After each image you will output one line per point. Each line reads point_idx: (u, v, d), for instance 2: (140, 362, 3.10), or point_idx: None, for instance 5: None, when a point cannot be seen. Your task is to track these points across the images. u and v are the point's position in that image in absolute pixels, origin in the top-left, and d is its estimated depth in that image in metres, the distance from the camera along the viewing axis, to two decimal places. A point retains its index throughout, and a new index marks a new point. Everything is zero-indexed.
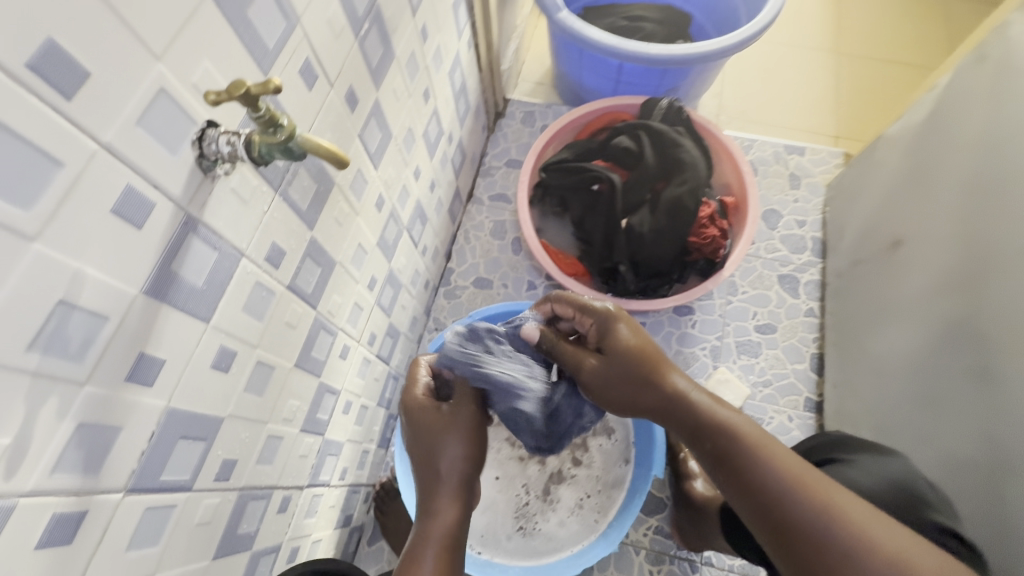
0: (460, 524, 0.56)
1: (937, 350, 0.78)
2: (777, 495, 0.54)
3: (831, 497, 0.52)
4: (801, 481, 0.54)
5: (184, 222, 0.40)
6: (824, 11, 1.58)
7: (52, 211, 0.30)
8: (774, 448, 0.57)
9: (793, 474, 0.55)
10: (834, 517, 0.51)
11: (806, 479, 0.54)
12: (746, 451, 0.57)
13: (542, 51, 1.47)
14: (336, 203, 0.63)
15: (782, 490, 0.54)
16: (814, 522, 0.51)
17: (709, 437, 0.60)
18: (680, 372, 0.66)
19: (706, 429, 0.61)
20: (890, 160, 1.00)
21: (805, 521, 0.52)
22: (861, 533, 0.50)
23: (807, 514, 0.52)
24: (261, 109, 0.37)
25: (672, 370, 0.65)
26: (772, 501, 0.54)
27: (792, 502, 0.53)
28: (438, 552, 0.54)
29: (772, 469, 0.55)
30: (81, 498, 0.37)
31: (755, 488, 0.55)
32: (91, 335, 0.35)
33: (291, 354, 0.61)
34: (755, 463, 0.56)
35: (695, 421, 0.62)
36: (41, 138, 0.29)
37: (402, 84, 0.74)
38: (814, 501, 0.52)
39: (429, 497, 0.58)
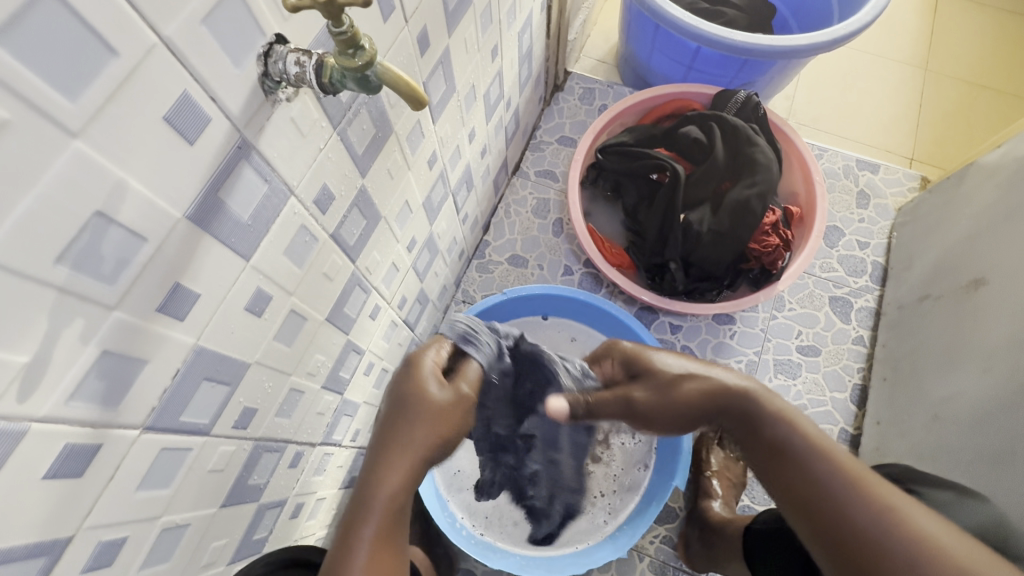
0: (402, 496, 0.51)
1: (1014, 404, 0.74)
2: (837, 496, 0.53)
3: (898, 506, 0.51)
4: (866, 483, 0.53)
5: (238, 145, 0.36)
6: (919, 22, 1.47)
7: (99, 107, 0.26)
8: (836, 447, 0.56)
9: (858, 475, 0.54)
10: (901, 527, 0.50)
11: (869, 481, 0.53)
12: (809, 449, 0.56)
13: (609, 27, 1.39)
14: (391, 153, 0.58)
15: (847, 494, 0.52)
16: (880, 529, 0.50)
17: (764, 427, 0.60)
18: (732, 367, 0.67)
19: (758, 419, 0.60)
20: (983, 195, 0.94)
21: (864, 523, 0.51)
22: (927, 545, 0.49)
23: (867, 516, 0.51)
24: (342, 24, 0.32)
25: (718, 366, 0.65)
26: (832, 504, 0.53)
27: (856, 507, 0.52)
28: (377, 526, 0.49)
29: (837, 470, 0.54)
30: (97, 431, 0.34)
31: (815, 487, 0.54)
32: (126, 256, 0.31)
33: (324, 308, 0.57)
34: (816, 462, 0.55)
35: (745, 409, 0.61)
36: (98, 19, 0.25)
37: (473, 36, 0.68)
38: (878, 506, 0.51)
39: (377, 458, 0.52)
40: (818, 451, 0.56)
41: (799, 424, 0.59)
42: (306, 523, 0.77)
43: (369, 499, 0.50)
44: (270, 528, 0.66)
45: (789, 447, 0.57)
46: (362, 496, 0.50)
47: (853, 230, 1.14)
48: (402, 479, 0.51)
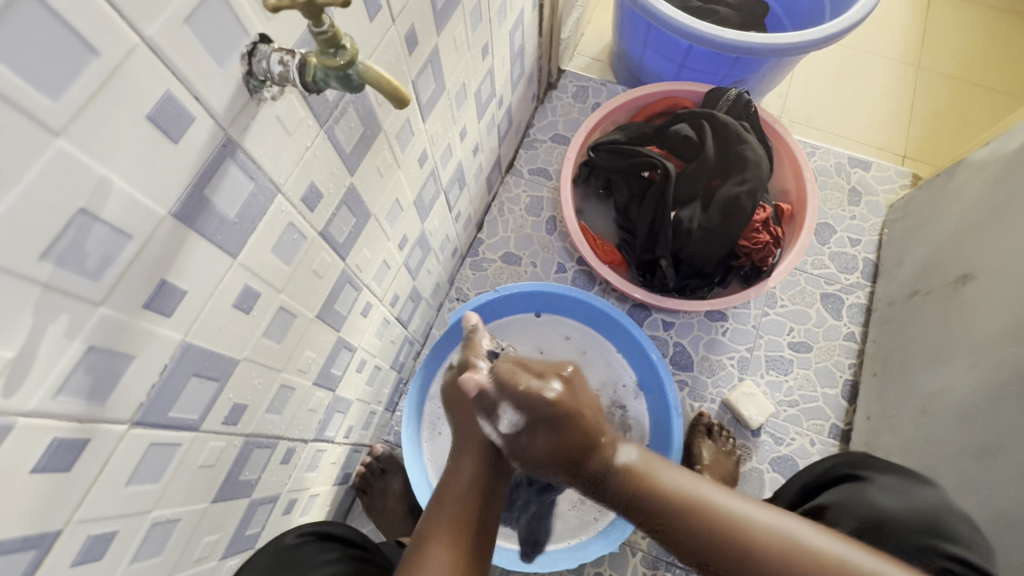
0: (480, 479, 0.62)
1: (1000, 399, 0.75)
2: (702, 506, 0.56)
3: (742, 516, 0.54)
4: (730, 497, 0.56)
5: (224, 144, 0.37)
6: (911, 19, 1.47)
7: (81, 107, 0.27)
8: (666, 477, 0.59)
9: (687, 498, 0.56)
10: (752, 536, 0.52)
11: (709, 497, 0.56)
12: (652, 492, 0.58)
13: (604, 25, 1.39)
14: (379, 151, 0.58)
15: (702, 527, 0.54)
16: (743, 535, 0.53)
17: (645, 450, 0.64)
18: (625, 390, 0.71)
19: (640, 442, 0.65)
20: (972, 189, 0.95)
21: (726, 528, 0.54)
22: (779, 543, 0.52)
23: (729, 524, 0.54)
24: (323, 24, 0.33)
25: None
26: (699, 548, 0.54)
27: (713, 535, 0.53)
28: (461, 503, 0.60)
29: (679, 508, 0.56)
30: (84, 425, 0.34)
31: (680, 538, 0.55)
32: (111, 253, 0.32)
33: (314, 305, 0.58)
34: (667, 509, 0.56)
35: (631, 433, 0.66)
36: (78, 20, 0.25)
37: (462, 34, 0.69)
38: (727, 526, 0.53)
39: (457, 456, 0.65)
40: (663, 499, 0.57)
41: (651, 474, 0.60)
42: (300, 518, 0.78)
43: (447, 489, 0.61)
44: (262, 525, 0.66)
45: (644, 501, 0.58)
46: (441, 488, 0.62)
47: (844, 227, 1.14)
48: (475, 468, 0.63)
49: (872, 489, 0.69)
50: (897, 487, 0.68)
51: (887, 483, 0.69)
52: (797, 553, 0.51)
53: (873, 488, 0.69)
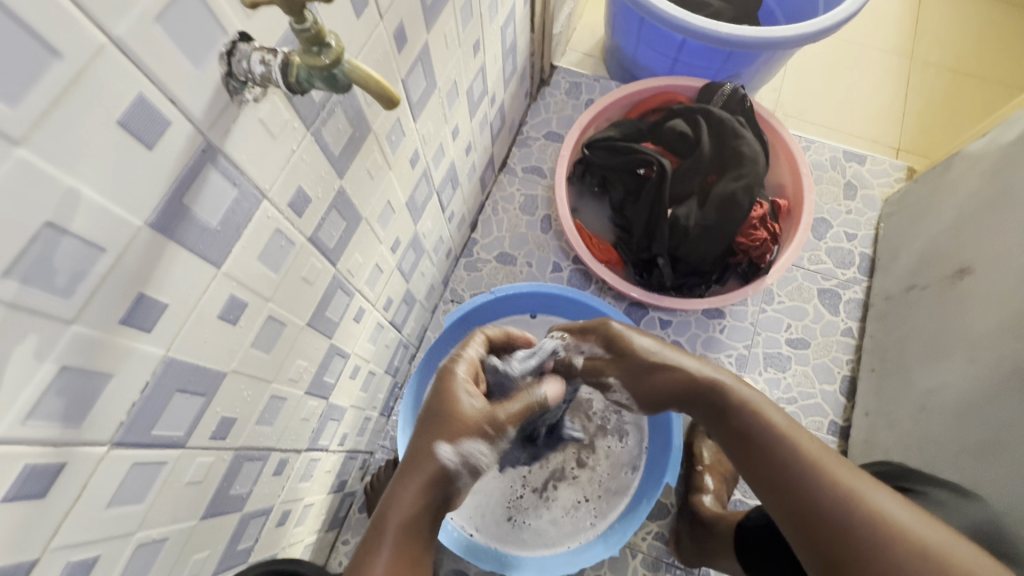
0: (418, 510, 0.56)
1: (1002, 394, 0.74)
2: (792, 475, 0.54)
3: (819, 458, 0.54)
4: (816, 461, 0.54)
5: (203, 149, 0.35)
6: (904, 11, 1.47)
7: (44, 112, 0.25)
8: (784, 426, 0.58)
9: (815, 461, 0.54)
10: (849, 494, 0.51)
11: (820, 458, 0.54)
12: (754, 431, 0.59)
13: (596, 20, 1.38)
14: (370, 152, 0.57)
15: (811, 481, 0.53)
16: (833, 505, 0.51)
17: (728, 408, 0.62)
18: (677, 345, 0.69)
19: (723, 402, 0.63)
20: (968, 182, 0.95)
21: (812, 494, 0.52)
22: (873, 512, 0.49)
23: (820, 495, 0.52)
24: (306, 20, 0.31)
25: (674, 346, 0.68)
26: (800, 492, 0.53)
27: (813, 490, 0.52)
28: (395, 541, 0.54)
29: (797, 461, 0.55)
30: (59, 449, 0.33)
31: (788, 495, 0.54)
32: (82, 268, 0.30)
33: (304, 313, 0.56)
34: (790, 458, 0.55)
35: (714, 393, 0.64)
36: (39, 20, 0.23)
37: (453, 30, 0.67)
38: (830, 483, 0.52)
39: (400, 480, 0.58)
40: (783, 450, 0.56)
41: (762, 412, 0.60)
42: (295, 529, 0.76)
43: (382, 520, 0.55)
44: (255, 538, 0.64)
45: (760, 437, 0.58)
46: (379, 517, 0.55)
47: (840, 222, 1.14)
48: (416, 497, 0.56)
49: None
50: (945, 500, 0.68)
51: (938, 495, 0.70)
52: (889, 525, 0.48)
53: None
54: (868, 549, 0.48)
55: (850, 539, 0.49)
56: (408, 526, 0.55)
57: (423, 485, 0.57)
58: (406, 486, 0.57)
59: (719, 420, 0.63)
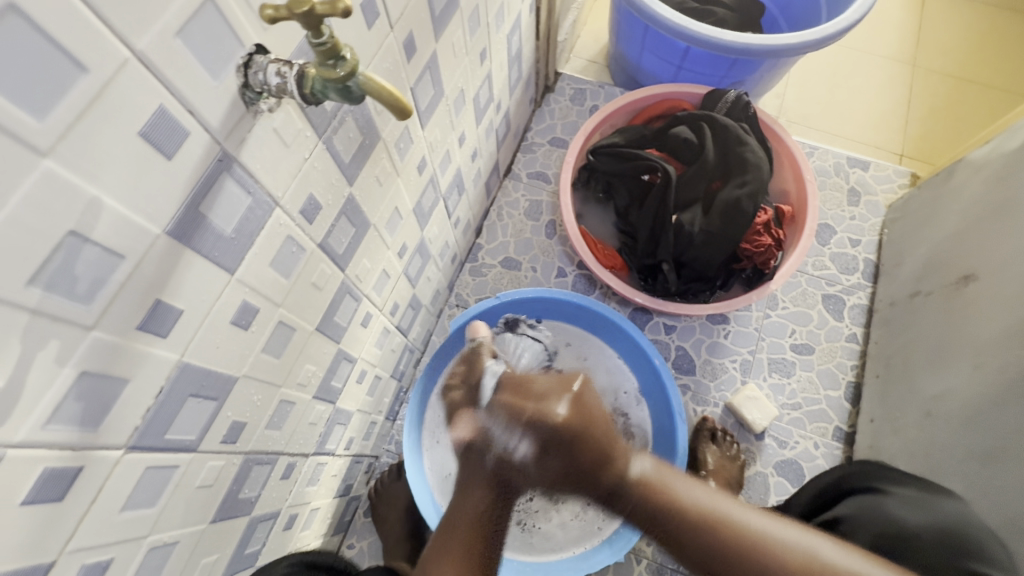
0: (487, 511, 0.61)
1: (1008, 401, 0.74)
2: (691, 538, 0.53)
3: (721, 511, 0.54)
4: (716, 521, 0.53)
5: (219, 159, 0.35)
6: (907, 18, 1.47)
7: (69, 125, 0.26)
8: (682, 491, 0.55)
9: (709, 517, 0.53)
10: (755, 544, 0.51)
11: (717, 508, 0.54)
12: (657, 493, 0.55)
13: (600, 27, 1.39)
14: (379, 160, 0.57)
15: (716, 541, 0.52)
16: (721, 556, 0.52)
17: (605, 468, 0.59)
18: (582, 378, 0.67)
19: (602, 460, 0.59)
20: (972, 188, 0.95)
21: (702, 548, 0.52)
22: (788, 557, 0.50)
23: (707, 545, 0.52)
24: (323, 34, 0.32)
25: (580, 396, 0.64)
26: (712, 561, 0.52)
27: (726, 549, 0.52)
28: (462, 537, 0.59)
29: (697, 525, 0.53)
30: (76, 453, 0.33)
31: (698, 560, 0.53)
32: (102, 275, 0.30)
33: (314, 318, 0.57)
34: (687, 519, 0.53)
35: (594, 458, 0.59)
36: (66, 36, 0.24)
37: (460, 39, 0.68)
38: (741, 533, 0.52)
39: (464, 485, 0.64)
40: (681, 515, 0.54)
41: (666, 487, 0.56)
42: (301, 533, 0.77)
43: (454, 519, 0.61)
44: (262, 542, 0.65)
45: (666, 517, 0.54)
46: (450, 517, 0.62)
47: (844, 228, 1.14)
48: (482, 499, 0.62)
49: (890, 503, 0.68)
50: (916, 500, 0.67)
51: (906, 495, 0.68)
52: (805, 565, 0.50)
53: (893, 501, 0.68)
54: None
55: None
56: (476, 526, 0.60)
57: (481, 488, 0.62)
58: (472, 491, 0.63)
59: (589, 478, 0.60)
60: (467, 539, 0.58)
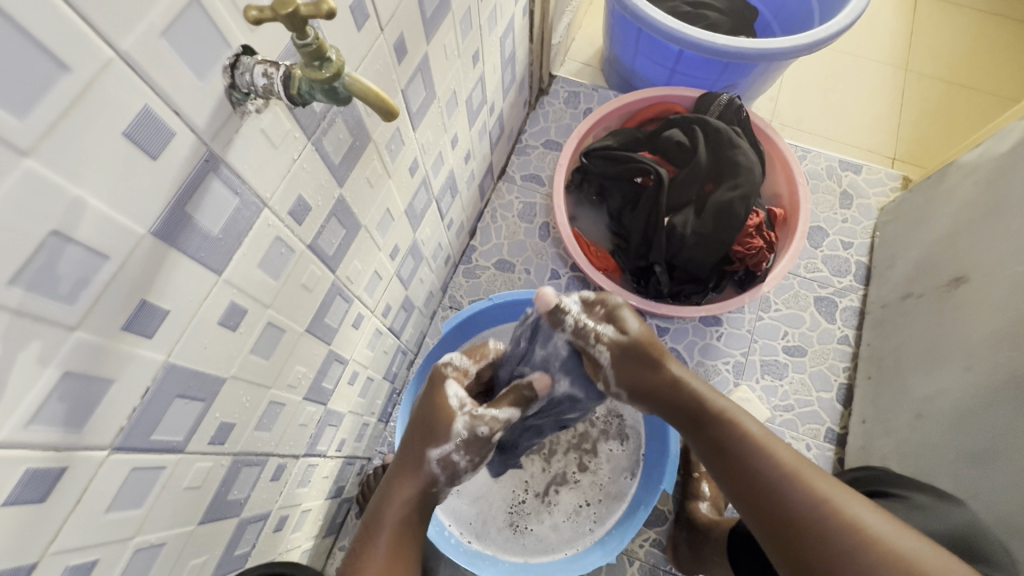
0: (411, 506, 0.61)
1: (997, 404, 0.75)
2: (789, 500, 0.55)
3: (818, 486, 0.54)
4: (803, 476, 0.56)
5: (206, 159, 0.35)
6: (899, 23, 1.48)
7: (51, 124, 0.26)
8: (766, 441, 0.60)
9: (794, 471, 0.56)
10: (829, 508, 0.53)
11: (802, 472, 0.56)
12: (739, 440, 0.60)
13: (594, 30, 1.39)
14: (370, 161, 0.57)
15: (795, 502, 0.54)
16: (824, 525, 0.52)
17: (709, 425, 0.63)
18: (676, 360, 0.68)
19: (703, 417, 0.64)
20: (962, 191, 0.96)
21: (802, 514, 0.53)
22: (859, 528, 0.51)
23: (806, 509, 0.53)
24: (307, 36, 0.32)
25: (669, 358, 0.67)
26: (788, 523, 0.54)
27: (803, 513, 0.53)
28: (389, 538, 0.58)
29: (781, 476, 0.56)
30: (61, 453, 0.33)
31: (770, 517, 0.55)
32: (86, 275, 0.30)
33: (304, 319, 0.57)
34: (772, 473, 0.57)
35: (686, 408, 0.65)
36: (49, 36, 0.24)
37: (453, 42, 0.68)
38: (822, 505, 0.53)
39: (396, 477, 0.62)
40: (760, 470, 0.58)
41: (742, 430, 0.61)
42: (292, 535, 0.77)
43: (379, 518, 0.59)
44: (252, 544, 0.65)
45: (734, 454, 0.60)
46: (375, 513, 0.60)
47: (837, 230, 1.15)
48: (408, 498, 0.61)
49: (900, 507, 0.68)
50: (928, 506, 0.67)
51: (922, 501, 0.68)
52: (875, 545, 0.50)
53: (902, 507, 0.68)
54: (849, 557, 0.50)
55: (833, 552, 0.51)
56: (403, 524, 0.60)
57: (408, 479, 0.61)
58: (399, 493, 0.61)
59: (695, 429, 0.64)
60: (390, 538, 0.58)
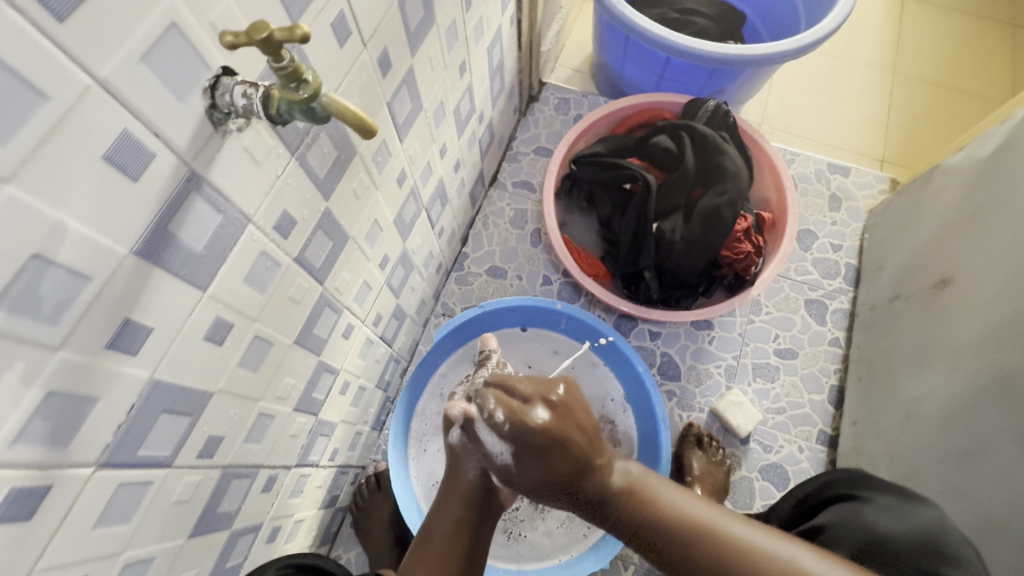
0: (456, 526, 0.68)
1: (983, 404, 0.75)
2: (704, 561, 0.59)
3: (732, 537, 0.59)
4: (705, 527, 0.60)
5: (188, 178, 0.36)
6: (885, 26, 1.50)
7: (33, 150, 0.26)
8: (665, 495, 0.64)
9: (697, 524, 0.60)
10: (744, 561, 0.57)
11: (715, 522, 0.60)
12: (647, 507, 0.63)
13: (584, 37, 1.40)
14: (356, 174, 0.58)
15: (705, 549, 0.59)
16: (724, 572, 0.58)
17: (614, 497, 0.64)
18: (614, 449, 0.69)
19: (614, 502, 0.64)
20: (948, 193, 0.97)
21: (705, 569, 0.59)
22: (782, 574, 0.56)
23: (706, 562, 0.58)
24: (283, 59, 0.33)
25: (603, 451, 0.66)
26: None
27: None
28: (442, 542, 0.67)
29: (699, 541, 0.60)
30: (46, 472, 0.34)
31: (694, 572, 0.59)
32: (68, 296, 0.31)
33: (292, 331, 0.57)
34: (676, 531, 0.61)
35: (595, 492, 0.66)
36: (26, 65, 0.25)
37: (438, 54, 0.69)
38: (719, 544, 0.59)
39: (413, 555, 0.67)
40: (665, 521, 0.62)
41: (652, 489, 0.65)
42: (286, 545, 0.77)
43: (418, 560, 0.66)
44: (244, 556, 0.65)
45: (647, 520, 0.63)
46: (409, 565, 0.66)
47: (826, 233, 1.16)
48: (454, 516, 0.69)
49: (868, 510, 0.69)
50: (894, 506, 0.68)
51: (890, 503, 0.69)
52: None
53: (870, 509, 0.69)
54: None
55: None
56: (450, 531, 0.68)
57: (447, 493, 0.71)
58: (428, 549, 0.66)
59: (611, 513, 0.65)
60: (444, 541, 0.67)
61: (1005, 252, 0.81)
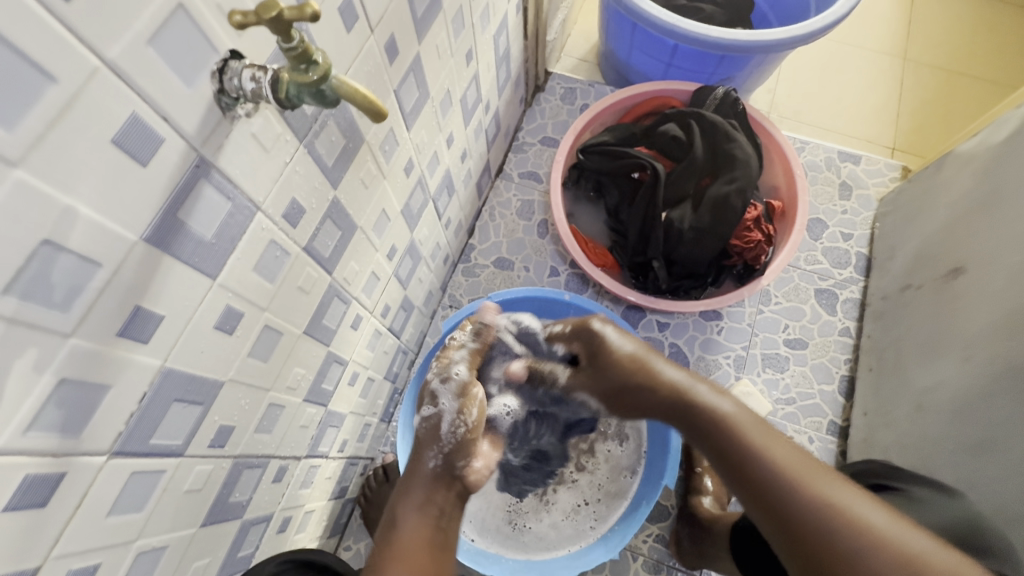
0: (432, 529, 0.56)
1: (998, 393, 0.74)
2: (794, 512, 0.50)
3: (821, 488, 0.51)
4: (793, 472, 0.52)
5: (196, 164, 0.35)
6: (896, 12, 1.47)
7: (40, 134, 0.26)
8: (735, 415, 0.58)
9: (783, 466, 0.53)
10: (837, 512, 0.49)
11: (798, 468, 0.53)
12: (724, 432, 0.58)
13: (590, 25, 1.39)
14: (363, 163, 0.58)
15: (792, 499, 0.51)
16: (812, 521, 0.49)
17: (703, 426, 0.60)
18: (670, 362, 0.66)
19: (702, 422, 0.60)
20: (961, 179, 0.95)
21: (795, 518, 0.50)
22: (883, 539, 0.47)
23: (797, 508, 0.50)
24: (293, 39, 0.32)
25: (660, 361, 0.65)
26: (800, 539, 0.50)
27: (820, 533, 0.48)
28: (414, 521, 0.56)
29: (782, 483, 0.52)
30: (60, 459, 0.33)
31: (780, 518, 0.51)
32: (79, 283, 0.31)
33: (301, 321, 0.57)
34: (757, 467, 0.54)
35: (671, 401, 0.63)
36: (33, 44, 0.24)
37: (445, 41, 0.68)
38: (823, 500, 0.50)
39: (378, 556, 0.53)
40: (746, 455, 0.55)
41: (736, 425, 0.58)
42: (296, 536, 0.77)
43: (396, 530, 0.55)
44: (256, 546, 0.65)
45: (723, 444, 0.57)
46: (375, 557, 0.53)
47: (836, 222, 1.14)
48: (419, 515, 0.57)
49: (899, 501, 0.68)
50: (927, 497, 0.67)
51: (919, 493, 0.68)
52: (896, 550, 0.46)
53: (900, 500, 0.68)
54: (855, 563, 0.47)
55: (837, 557, 0.47)
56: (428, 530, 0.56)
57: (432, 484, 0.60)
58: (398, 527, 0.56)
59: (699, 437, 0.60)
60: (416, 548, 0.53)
61: (1021, 238, 0.79)
